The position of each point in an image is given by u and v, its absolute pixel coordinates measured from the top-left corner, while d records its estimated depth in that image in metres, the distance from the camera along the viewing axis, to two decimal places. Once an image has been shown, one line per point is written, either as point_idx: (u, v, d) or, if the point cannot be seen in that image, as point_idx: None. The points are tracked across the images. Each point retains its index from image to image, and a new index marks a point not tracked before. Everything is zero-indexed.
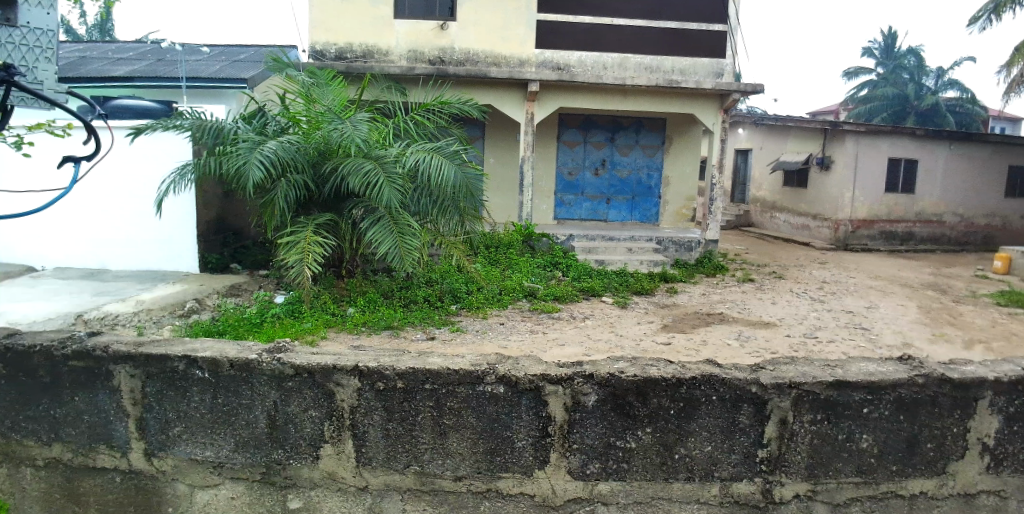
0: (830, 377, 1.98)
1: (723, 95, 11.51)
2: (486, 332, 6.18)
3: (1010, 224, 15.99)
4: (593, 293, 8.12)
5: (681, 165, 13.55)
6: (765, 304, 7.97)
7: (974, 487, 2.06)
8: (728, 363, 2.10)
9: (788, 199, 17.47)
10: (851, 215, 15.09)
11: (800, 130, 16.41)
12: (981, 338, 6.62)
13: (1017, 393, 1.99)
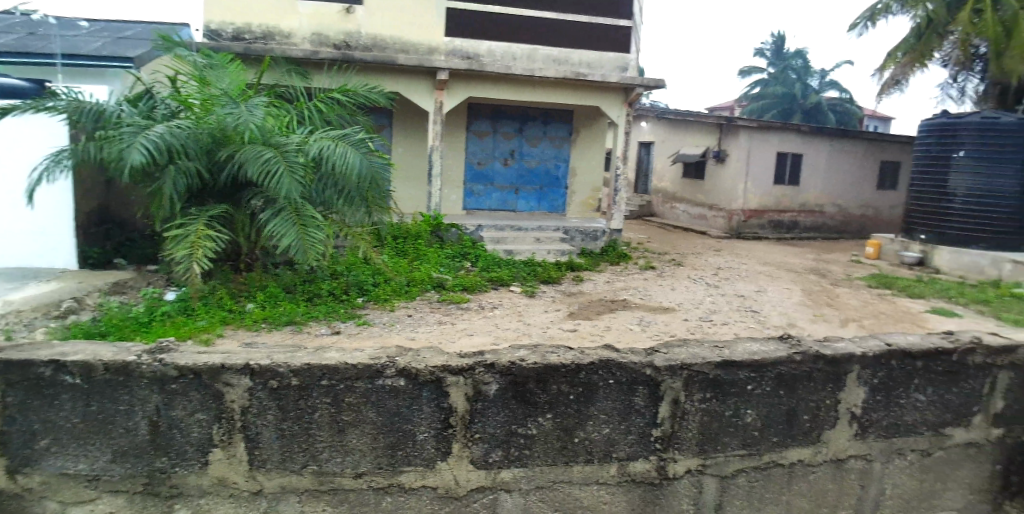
0: (718, 358, 2.07)
1: (627, 90, 11.88)
2: (393, 325, 6.06)
3: (882, 214, 17.54)
4: (502, 283, 8.19)
5: (589, 157, 13.87)
6: (666, 290, 8.34)
7: (846, 454, 2.19)
8: (626, 347, 2.15)
9: (686, 190, 18.20)
10: (744, 205, 16.07)
11: (700, 125, 17.10)
12: (854, 317, 7.26)
13: (881, 366, 2.15)
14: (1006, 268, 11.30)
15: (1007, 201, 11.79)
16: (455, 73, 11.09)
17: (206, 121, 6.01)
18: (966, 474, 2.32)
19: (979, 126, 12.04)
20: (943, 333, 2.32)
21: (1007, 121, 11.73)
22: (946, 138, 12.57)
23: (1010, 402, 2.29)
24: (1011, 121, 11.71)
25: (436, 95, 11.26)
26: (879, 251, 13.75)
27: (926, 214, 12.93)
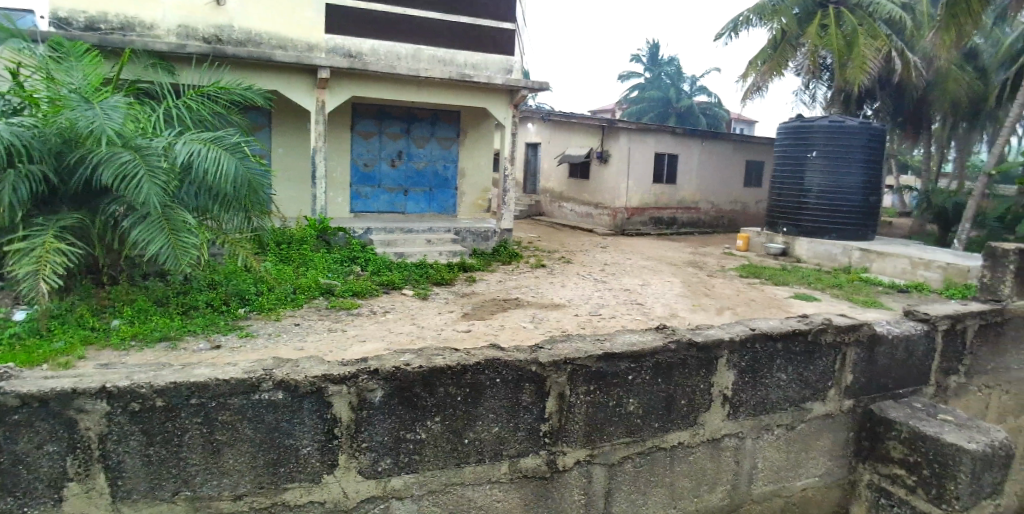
0: (600, 351, 2.08)
1: (513, 90, 8.92)
2: (281, 336, 4.20)
3: (752, 209, 14.83)
4: (393, 287, 5.85)
5: (474, 155, 10.33)
6: (558, 287, 6.27)
7: (720, 432, 2.24)
8: (512, 346, 2.13)
9: (571, 189, 14.37)
10: (626, 203, 12.94)
11: (583, 126, 13.56)
12: (731, 305, 5.74)
13: (748, 350, 2.20)
14: (856, 254, 8.29)
15: (851, 206, 8.72)
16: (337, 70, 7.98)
17: (52, 116, 4.12)
18: (827, 443, 2.41)
19: (829, 131, 8.68)
20: (800, 316, 2.39)
21: (855, 127, 8.56)
22: (794, 143, 9.10)
23: (858, 375, 2.39)
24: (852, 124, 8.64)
25: (317, 93, 8.03)
26: (751, 244, 10.01)
27: (783, 214, 9.34)
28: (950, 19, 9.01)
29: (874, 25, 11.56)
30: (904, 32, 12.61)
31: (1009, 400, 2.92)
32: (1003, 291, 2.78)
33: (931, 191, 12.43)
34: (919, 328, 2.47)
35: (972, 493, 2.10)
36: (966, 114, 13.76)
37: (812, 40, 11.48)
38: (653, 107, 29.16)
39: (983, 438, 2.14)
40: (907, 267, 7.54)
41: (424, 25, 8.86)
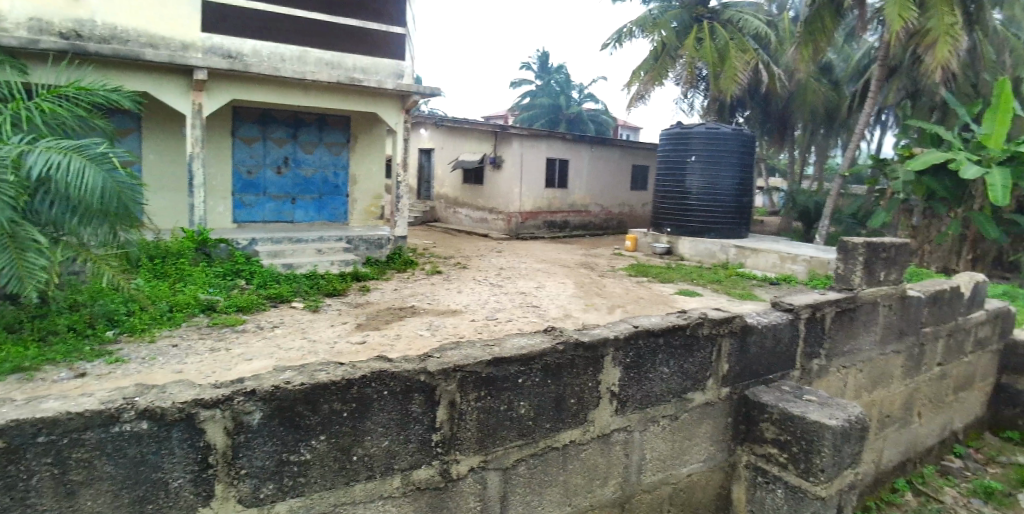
0: (488, 355, 2.00)
1: (404, 95, 8.39)
2: (159, 358, 3.84)
3: (639, 212, 14.81)
4: (282, 300, 5.48)
5: (367, 161, 9.31)
6: (454, 293, 5.96)
7: (609, 427, 2.21)
8: (400, 356, 1.98)
9: (466, 195, 13.65)
10: (520, 208, 12.42)
11: (476, 131, 12.96)
12: (622, 303, 5.79)
13: (632, 347, 2.20)
14: (732, 250, 8.67)
15: (727, 207, 9.15)
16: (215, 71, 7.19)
17: None
18: (708, 428, 2.43)
19: (706, 137, 9.08)
20: (678, 310, 2.42)
21: (728, 133, 9.04)
22: (674, 149, 9.44)
23: (733, 364, 2.46)
24: (727, 130, 9.07)
25: (194, 96, 7.20)
26: (639, 244, 10.23)
27: (666, 213, 9.67)
28: (808, 36, 10.14)
29: (742, 40, 12.38)
30: (771, 47, 13.62)
31: (863, 379, 3.15)
32: (854, 279, 2.96)
33: (794, 191, 13.73)
34: (783, 317, 2.61)
35: (835, 465, 2.14)
36: (822, 121, 15.33)
37: (689, 52, 12.08)
38: (545, 113, 27.74)
39: (841, 414, 2.20)
40: (777, 261, 8.07)
41: (308, 25, 7.98)
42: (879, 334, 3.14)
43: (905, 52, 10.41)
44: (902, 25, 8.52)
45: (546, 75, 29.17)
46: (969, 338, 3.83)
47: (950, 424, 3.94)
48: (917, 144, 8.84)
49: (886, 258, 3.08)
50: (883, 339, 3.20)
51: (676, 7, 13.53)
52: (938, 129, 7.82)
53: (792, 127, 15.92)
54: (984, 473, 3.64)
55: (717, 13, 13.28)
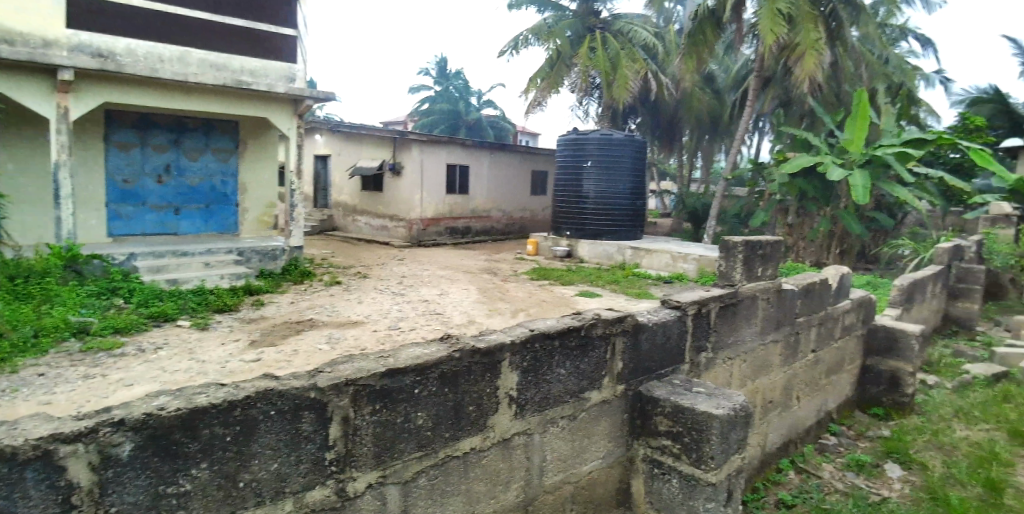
0: (382, 367, 1.82)
1: (296, 99, 7.90)
2: (18, 390, 3.41)
3: (541, 216, 15.02)
4: (166, 319, 5.08)
5: (259, 168, 8.85)
6: (354, 304, 5.77)
7: (510, 432, 2.14)
8: (287, 372, 1.72)
9: (364, 202, 13.17)
10: (421, 215, 12.20)
11: (374, 137, 12.53)
12: (524, 307, 5.83)
13: (528, 350, 2.13)
14: (628, 252, 8.98)
15: (622, 209, 9.54)
16: (84, 71, 6.44)
17: None
18: (606, 426, 2.42)
19: (601, 142, 9.48)
20: (572, 312, 2.38)
21: (621, 139, 9.47)
22: (571, 154, 9.75)
23: (627, 361, 2.45)
24: (620, 136, 9.50)
25: (58, 98, 6.40)
26: (539, 248, 10.27)
27: (566, 217, 9.92)
28: (692, 47, 10.94)
29: (632, 50, 13.03)
30: (659, 57, 14.30)
31: (745, 369, 3.10)
32: (735, 275, 2.94)
33: (684, 194, 14.58)
34: (672, 315, 2.61)
35: (723, 452, 2.24)
36: (708, 128, 16.39)
37: (584, 61, 12.55)
38: (445, 120, 25.99)
39: (727, 403, 2.31)
40: (670, 261, 8.47)
41: (189, 24, 7.33)
42: (759, 325, 3.12)
43: (778, 65, 11.41)
44: (774, 40, 9.45)
45: (445, 82, 27.40)
46: (838, 324, 3.82)
47: (825, 405, 3.87)
48: (790, 149, 9.66)
49: (763, 255, 3.06)
50: (763, 329, 3.17)
51: (570, 16, 13.96)
52: (806, 135, 8.63)
53: (680, 134, 16.77)
54: (854, 448, 3.66)
55: (609, 24, 13.94)
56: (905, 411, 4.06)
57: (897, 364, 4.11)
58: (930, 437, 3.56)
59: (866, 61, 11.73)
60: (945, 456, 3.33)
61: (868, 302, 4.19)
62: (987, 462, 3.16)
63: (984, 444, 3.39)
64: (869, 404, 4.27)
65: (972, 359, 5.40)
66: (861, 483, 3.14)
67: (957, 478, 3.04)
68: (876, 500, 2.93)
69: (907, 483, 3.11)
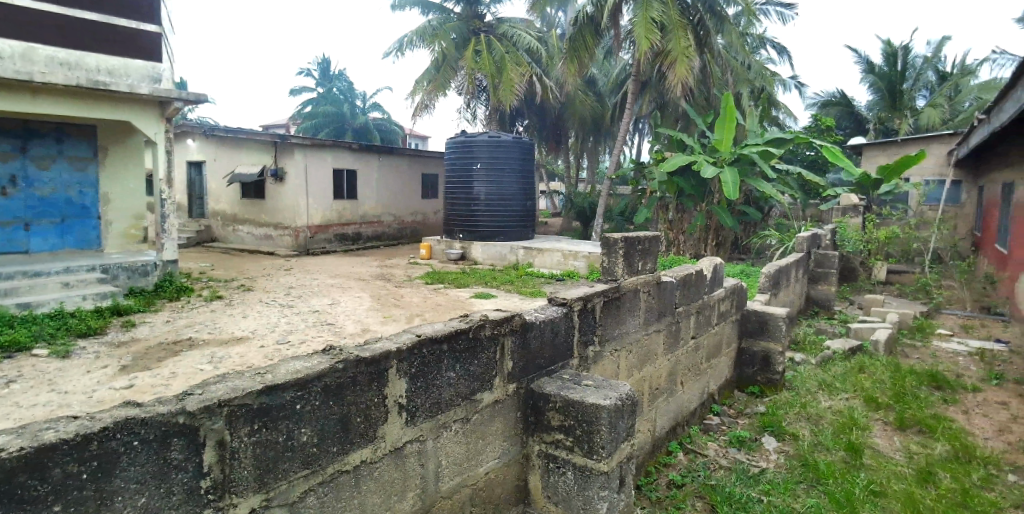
0: (258, 384, 1.66)
1: (164, 101, 7.30)
2: None
3: (432, 219, 14.97)
4: (18, 348, 4.54)
5: (123, 177, 8.20)
6: (239, 319, 5.47)
7: (401, 440, 2.08)
8: (151, 399, 1.52)
9: (246, 211, 12.47)
10: (308, 222, 11.75)
11: (252, 140, 11.91)
12: (418, 312, 5.79)
13: (416, 356, 2.09)
14: (521, 252, 9.19)
15: (514, 210, 9.75)
16: None
17: None
18: (500, 426, 2.45)
19: (489, 144, 9.53)
20: (459, 315, 2.37)
21: (509, 141, 9.56)
22: (461, 156, 9.74)
23: (517, 359, 2.49)
24: (508, 138, 9.59)
25: None
26: (433, 251, 10.28)
27: (457, 220, 9.93)
28: (574, 52, 11.30)
29: (517, 54, 13.17)
30: (543, 61, 14.49)
31: (631, 360, 3.23)
32: (617, 271, 3.07)
33: (573, 194, 15.15)
34: (558, 312, 2.68)
35: (612, 440, 2.33)
36: (592, 130, 17.12)
37: (469, 64, 12.56)
38: (329, 123, 24.94)
39: (614, 394, 2.41)
40: (561, 259, 8.78)
41: (28, 15, 6.49)
42: (642, 316, 3.28)
43: (653, 69, 12.04)
44: (648, 46, 10.00)
45: (328, 82, 26.66)
46: (714, 312, 4.10)
47: (708, 387, 4.14)
48: (666, 149, 10.24)
49: (642, 249, 3.21)
50: (646, 320, 3.34)
51: (454, 19, 14.06)
52: (681, 136, 9.18)
53: (566, 135, 17.35)
54: (735, 425, 3.95)
55: (493, 28, 14.10)
56: (776, 387, 4.42)
57: (769, 345, 4.48)
58: (800, 409, 3.90)
59: (731, 67, 12.75)
60: (812, 425, 3.67)
61: (740, 288, 4.52)
62: (848, 428, 3.54)
63: (845, 412, 3.79)
64: (745, 383, 4.59)
65: (832, 335, 6.00)
66: (741, 457, 3.39)
67: (823, 444, 3.37)
68: (755, 472, 3.17)
69: (781, 453, 3.40)
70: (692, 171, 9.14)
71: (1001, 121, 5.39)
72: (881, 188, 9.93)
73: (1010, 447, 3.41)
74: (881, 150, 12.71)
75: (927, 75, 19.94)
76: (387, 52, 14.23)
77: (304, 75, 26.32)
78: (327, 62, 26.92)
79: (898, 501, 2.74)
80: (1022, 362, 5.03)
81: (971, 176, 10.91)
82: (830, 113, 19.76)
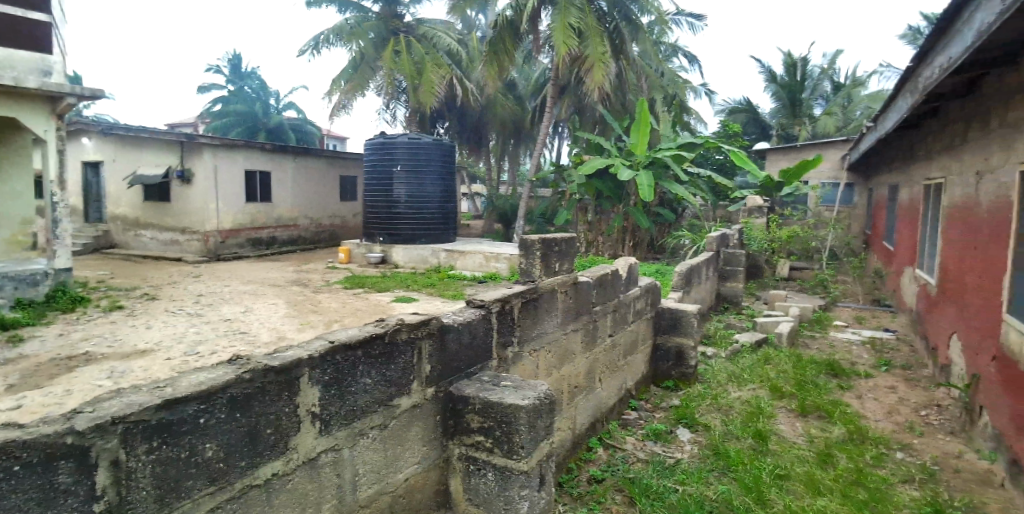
0: (158, 398, 1.53)
1: (55, 97, 6.72)
2: None
3: (352, 222, 14.68)
4: None
5: (10, 178, 7.50)
6: (142, 330, 5.13)
7: (314, 451, 1.99)
8: (30, 419, 1.36)
9: (149, 214, 11.75)
10: (218, 226, 11.25)
11: (157, 141, 11.25)
12: (337, 317, 5.66)
13: (330, 363, 2.01)
14: (442, 255, 9.26)
15: (435, 213, 9.70)
16: None
17: None
18: (418, 431, 2.42)
19: (408, 146, 9.48)
20: (376, 320, 2.32)
21: (428, 143, 9.59)
22: (380, 157, 9.61)
23: (435, 363, 2.47)
24: (427, 141, 9.60)
25: None
26: (352, 256, 10.11)
27: (376, 223, 9.78)
28: (493, 55, 11.43)
29: (436, 55, 13.12)
30: (463, 63, 14.53)
31: (550, 359, 3.28)
32: (535, 272, 3.12)
33: (495, 196, 15.35)
34: (476, 314, 2.69)
35: (531, 440, 2.36)
36: (511, 133, 17.21)
37: (388, 64, 12.42)
38: (239, 123, 23.91)
39: (532, 393, 2.45)
40: (483, 261, 8.86)
41: None
42: (559, 316, 3.34)
43: (572, 74, 12.35)
44: (566, 51, 10.22)
45: (239, 80, 25.60)
46: (630, 310, 4.24)
47: (625, 384, 4.26)
48: (585, 152, 10.51)
49: (559, 250, 3.28)
50: (564, 320, 3.40)
51: (373, 18, 13.85)
52: (599, 140, 9.47)
53: (485, 138, 17.57)
54: (652, 419, 4.08)
55: (413, 28, 14.07)
56: (690, 380, 4.64)
57: (682, 340, 4.68)
58: (712, 401, 4.10)
59: (645, 74, 13.28)
60: (723, 416, 3.86)
61: (655, 287, 4.71)
62: (755, 416, 3.75)
63: (753, 402, 4.02)
64: (660, 378, 4.77)
65: (740, 329, 6.36)
66: (658, 450, 3.52)
67: (734, 434, 3.55)
68: (671, 462, 3.30)
69: (695, 444, 3.55)
70: (609, 174, 9.45)
71: (886, 129, 5.91)
72: (783, 190, 10.63)
73: (898, 427, 3.76)
74: (782, 154, 13.63)
75: (823, 85, 21.61)
76: (303, 48, 13.83)
77: (214, 71, 25.14)
78: (239, 59, 25.82)
79: (801, 483, 2.93)
80: (907, 350, 5.53)
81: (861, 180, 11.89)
82: (737, 119, 21.05)
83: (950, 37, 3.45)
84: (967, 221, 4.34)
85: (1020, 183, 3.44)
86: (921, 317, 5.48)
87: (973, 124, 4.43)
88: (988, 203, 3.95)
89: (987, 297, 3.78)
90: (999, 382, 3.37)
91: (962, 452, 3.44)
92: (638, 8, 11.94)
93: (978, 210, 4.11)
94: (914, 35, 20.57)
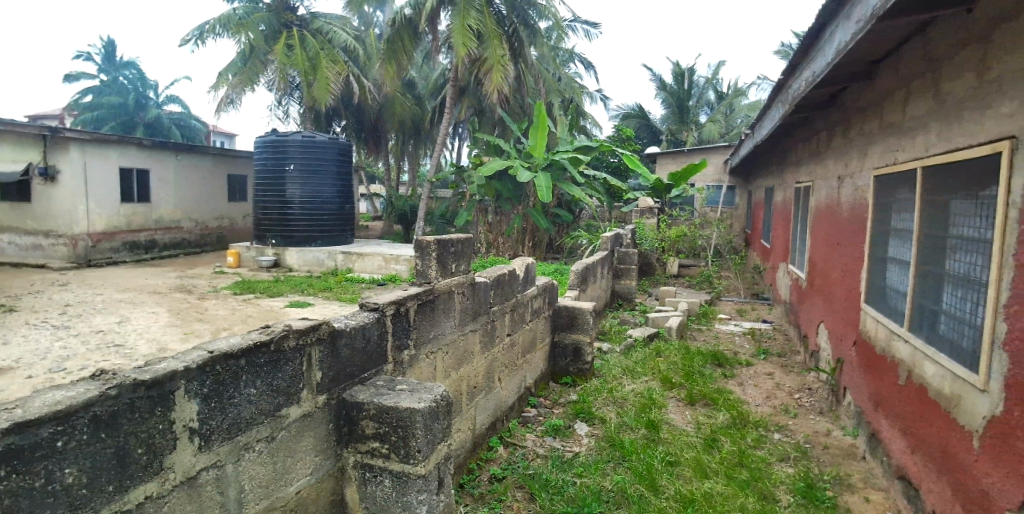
0: (5, 423, 1.36)
1: None
2: None
3: (240, 225, 13.96)
4: None
5: None
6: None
7: (194, 469, 1.86)
8: None
9: (7, 216, 10.58)
10: (88, 229, 10.27)
11: (14, 134, 10.10)
12: (224, 325, 5.37)
13: (209, 374, 1.88)
14: (340, 257, 9.06)
15: (332, 213, 9.48)
16: None
17: None
18: (310, 440, 2.34)
19: (303, 145, 9.09)
20: (261, 326, 2.21)
21: (324, 141, 9.23)
22: (271, 157, 9.15)
23: (326, 370, 2.40)
24: (323, 139, 9.23)
25: None
26: (241, 259, 9.53)
27: (269, 225, 9.36)
28: (391, 53, 11.26)
29: (332, 51, 12.74)
30: (360, 60, 14.69)
31: (448, 360, 3.28)
32: (431, 273, 3.10)
33: (394, 196, 15.17)
34: (370, 318, 2.63)
35: (428, 443, 2.37)
36: (412, 133, 17.11)
37: (280, 58, 11.84)
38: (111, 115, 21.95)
39: (427, 396, 2.45)
40: (382, 263, 8.73)
41: None
42: (456, 317, 3.34)
43: (470, 77, 12.39)
44: (465, 52, 10.27)
45: (114, 68, 23.55)
46: (528, 309, 4.32)
47: (524, 382, 4.33)
48: (484, 154, 10.60)
49: (456, 251, 3.28)
50: (462, 320, 3.41)
51: (263, 8, 13.22)
52: (499, 141, 9.60)
53: (385, 138, 17.32)
54: (550, 416, 4.19)
55: (307, 23, 13.55)
56: (586, 376, 4.81)
57: (579, 337, 4.85)
58: (608, 394, 4.27)
59: (542, 79, 13.61)
60: (618, 408, 4.04)
61: (552, 286, 4.82)
62: (648, 407, 3.95)
63: (645, 393, 4.23)
64: (559, 374, 4.91)
65: (634, 324, 6.67)
66: (557, 444, 3.62)
67: (628, 425, 3.72)
68: (569, 456, 3.40)
69: (592, 437, 3.69)
70: (508, 175, 9.65)
71: (762, 135, 6.42)
72: (671, 193, 11.27)
73: (773, 410, 4.11)
74: (671, 158, 14.46)
75: (708, 94, 23.19)
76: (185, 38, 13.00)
77: (84, 58, 22.91)
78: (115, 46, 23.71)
79: (689, 468, 3.12)
80: (782, 338, 6.05)
81: (740, 183, 12.88)
82: (630, 124, 22.09)
83: (813, 53, 3.81)
84: (831, 220, 4.82)
85: (874, 187, 3.86)
86: (794, 308, 6.02)
87: (834, 133, 4.93)
88: (848, 204, 4.39)
89: (848, 290, 4.21)
90: (858, 366, 3.77)
91: (829, 430, 3.81)
92: (536, 12, 12.26)
93: (840, 211, 4.56)
94: (785, 51, 22.57)
